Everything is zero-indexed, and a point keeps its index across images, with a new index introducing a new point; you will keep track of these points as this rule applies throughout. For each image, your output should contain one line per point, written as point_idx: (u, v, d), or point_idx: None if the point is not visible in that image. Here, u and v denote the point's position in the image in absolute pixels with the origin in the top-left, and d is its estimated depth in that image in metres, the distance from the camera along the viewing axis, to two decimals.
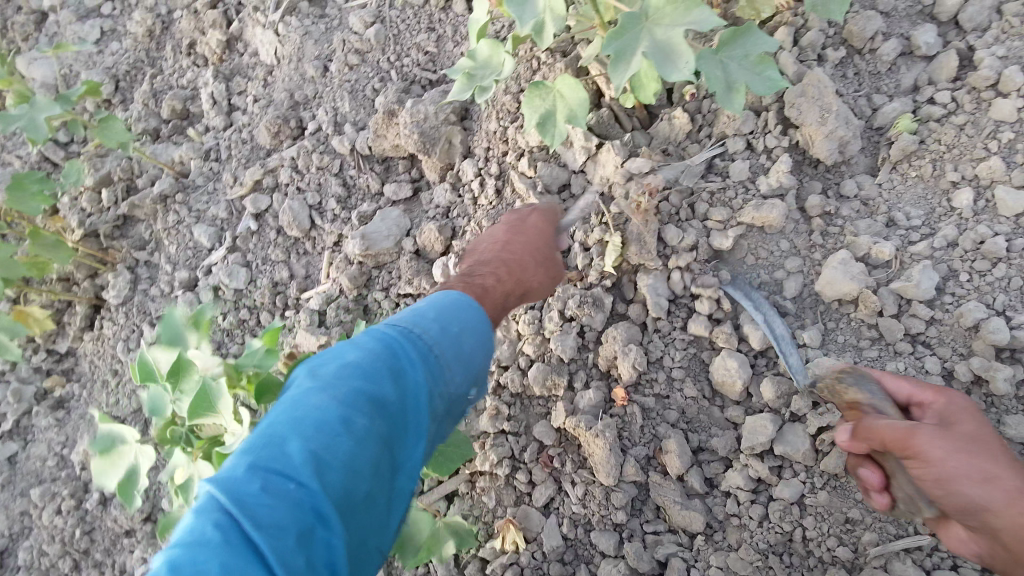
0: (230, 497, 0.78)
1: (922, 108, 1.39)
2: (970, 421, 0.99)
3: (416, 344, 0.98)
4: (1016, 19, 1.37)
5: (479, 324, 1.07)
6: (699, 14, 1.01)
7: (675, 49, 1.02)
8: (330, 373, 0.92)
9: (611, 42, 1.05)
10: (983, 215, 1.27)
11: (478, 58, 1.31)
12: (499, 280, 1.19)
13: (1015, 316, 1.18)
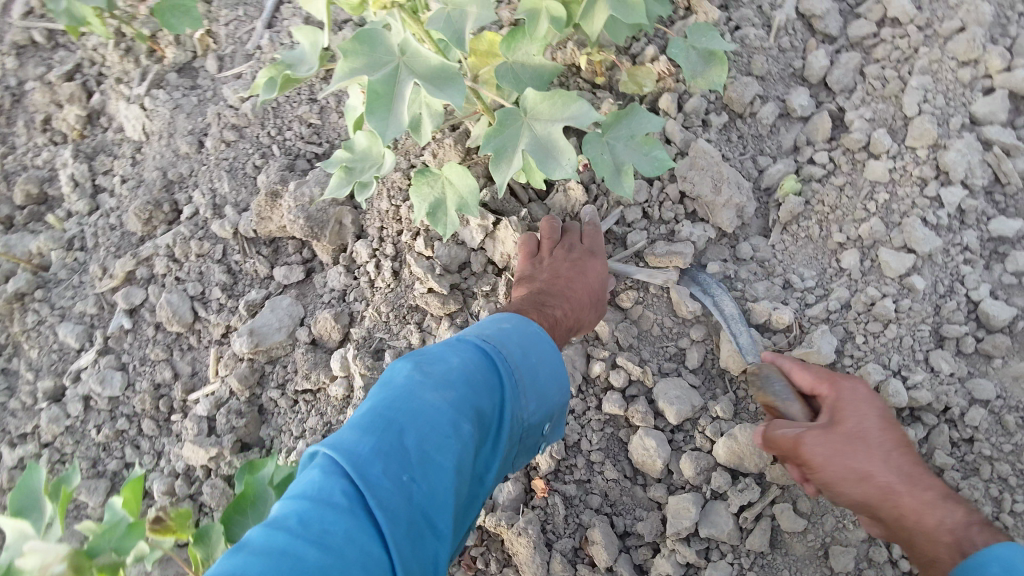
0: (358, 471, 0.90)
1: (803, 169, 1.44)
2: (852, 416, 1.08)
3: (502, 364, 1.09)
4: (878, 81, 1.43)
5: (559, 356, 1.16)
6: (577, 107, 0.95)
7: (555, 144, 0.97)
8: (441, 373, 1.02)
9: (491, 138, 0.99)
10: (870, 275, 1.29)
11: (357, 149, 1.23)
12: (565, 314, 1.28)
13: (910, 375, 1.20)
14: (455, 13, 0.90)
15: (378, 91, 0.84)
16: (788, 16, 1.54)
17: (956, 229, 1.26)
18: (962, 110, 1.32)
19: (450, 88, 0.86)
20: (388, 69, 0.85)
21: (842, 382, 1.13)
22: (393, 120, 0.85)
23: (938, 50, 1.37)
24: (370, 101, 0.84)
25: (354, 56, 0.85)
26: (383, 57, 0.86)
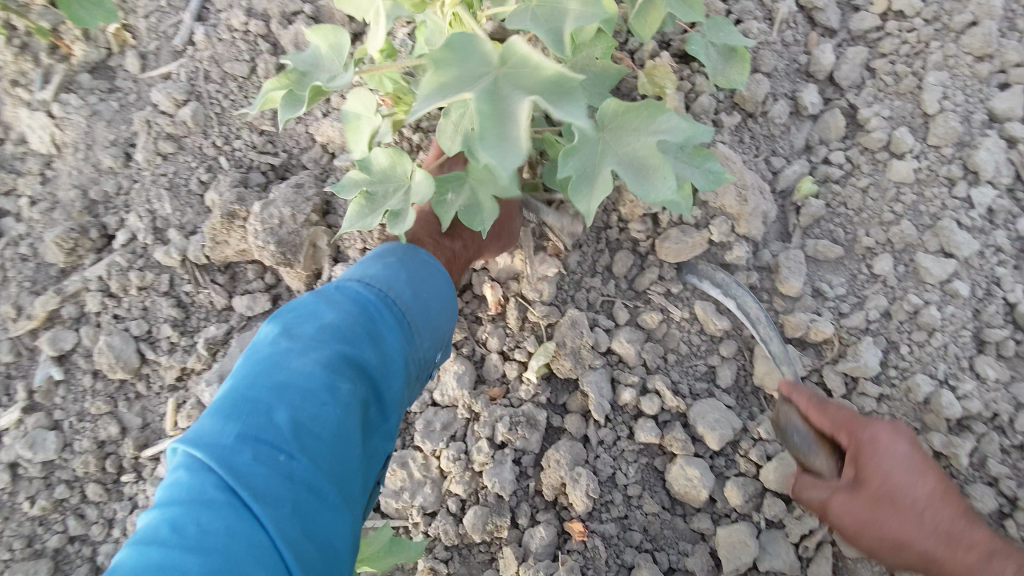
0: (224, 463, 0.83)
1: (818, 169, 1.39)
2: (874, 466, 1.00)
3: (391, 309, 1.01)
4: (889, 78, 1.40)
5: (448, 289, 1.11)
6: (665, 119, 0.87)
7: (646, 163, 0.88)
8: (311, 336, 0.95)
9: (567, 159, 0.87)
10: (905, 280, 1.27)
11: (374, 169, 1.05)
12: (466, 246, 1.26)
13: (959, 384, 1.19)
14: (543, 13, 0.88)
15: (488, 114, 0.74)
16: (790, 9, 1.47)
17: (987, 230, 1.26)
18: (980, 106, 1.33)
19: (568, 101, 0.73)
20: (485, 84, 0.75)
21: (862, 431, 1.02)
22: (507, 146, 0.72)
23: (953, 44, 1.37)
24: (481, 125, 0.73)
25: (446, 72, 0.76)
26: (477, 70, 0.76)
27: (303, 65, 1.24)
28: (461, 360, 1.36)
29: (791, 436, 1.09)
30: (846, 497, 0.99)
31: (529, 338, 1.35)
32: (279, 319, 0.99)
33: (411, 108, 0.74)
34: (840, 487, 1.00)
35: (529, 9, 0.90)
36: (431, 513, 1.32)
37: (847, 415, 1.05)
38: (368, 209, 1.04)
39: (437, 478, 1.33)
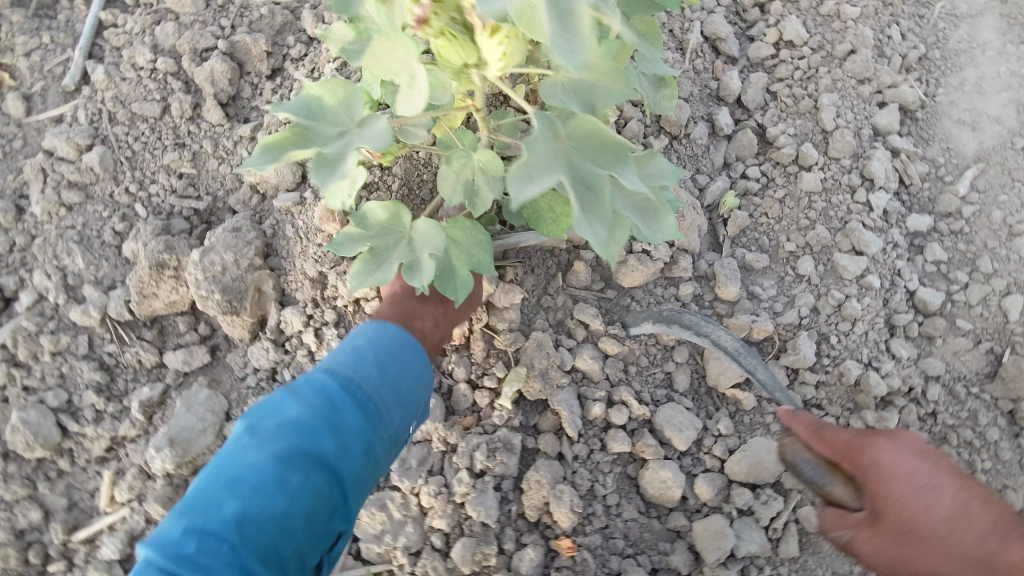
0: (170, 556, 0.85)
1: (738, 183, 1.57)
2: (886, 488, 0.99)
3: (354, 392, 1.02)
4: (788, 99, 1.61)
5: (420, 360, 1.11)
6: (658, 165, 1.04)
7: (650, 207, 1.02)
8: (272, 429, 0.96)
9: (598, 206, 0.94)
10: (826, 276, 1.45)
11: (371, 224, 1.12)
12: (435, 325, 1.22)
13: (881, 364, 1.38)
14: None
15: (585, 191, 0.84)
16: (697, 40, 1.67)
17: (886, 228, 1.47)
18: (866, 122, 1.56)
19: (624, 167, 0.88)
20: (565, 161, 0.85)
21: (862, 454, 1.02)
22: (595, 220, 0.83)
23: (838, 70, 1.60)
24: (579, 203, 0.83)
25: (528, 153, 0.84)
26: (550, 148, 0.86)
27: (305, 115, 1.01)
28: (432, 394, 1.35)
29: (801, 471, 1.09)
30: (869, 534, 0.99)
31: (497, 365, 1.38)
32: (246, 416, 0.99)
33: (511, 192, 0.79)
34: (860, 522, 1.00)
35: (572, 64, 0.91)
36: (415, 552, 1.31)
37: (850, 436, 1.05)
38: (371, 264, 1.10)
39: (418, 516, 1.32)
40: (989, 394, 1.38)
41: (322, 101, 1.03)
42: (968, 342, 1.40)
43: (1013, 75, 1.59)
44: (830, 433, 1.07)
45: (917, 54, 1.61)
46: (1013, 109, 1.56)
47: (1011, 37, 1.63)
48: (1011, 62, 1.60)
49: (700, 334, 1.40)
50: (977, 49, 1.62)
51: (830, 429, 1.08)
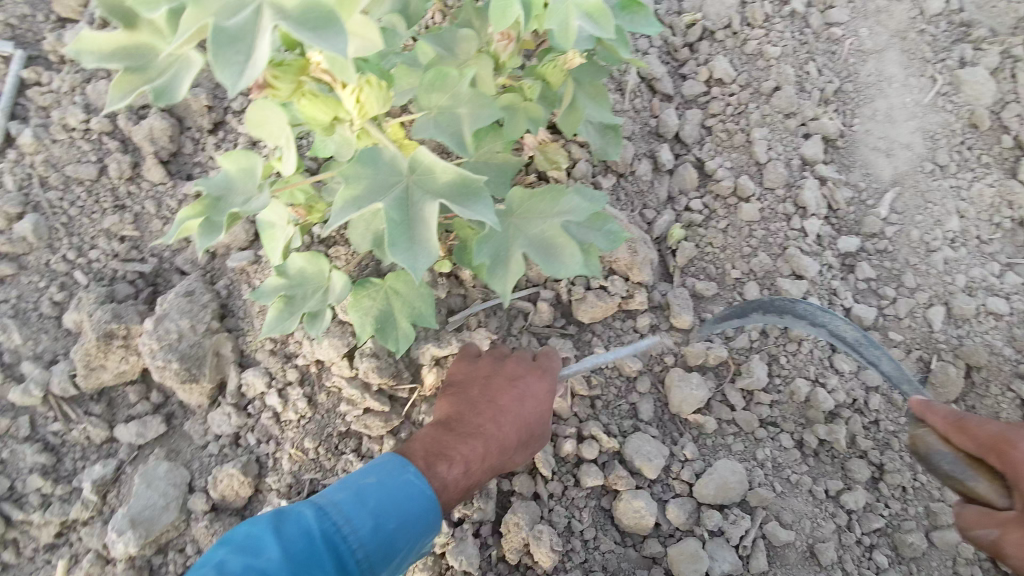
0: None
1: (682, 216, 1.67)
2: None
3: (336, 547, 1.04)
4: (723, 134, 1.73)
5: (419, 521, 1.11)
6: (566, 202, 1.08)
7: (552, 245, 1.08)
8: (244, 570, 0.98)
9: (485, 246, 1.07)
10: (770, 300, 1.56)
11: (291, 272, 1.15)
12: (465, 473, 1.18)
13: (827, 380, 1.47)
14: (443, 118, 1.00)
15: (395, 220, 0.90)
16: (635, 81, 1.77)
17: (820, 252, 1.59)
18: (794, 153, 1.68)
19: (473, 202, 0.91)
20: (400, 191, 0.93)
21: (1012, 450, 1.09)
22: (417, 248, 0.91)
23: (765, 106, 1.72)
24: (397, 230, 0.90)
25: (359, 181, 0.93)
26: (388, 179, 0.94)
27: (216, 191, 1.08)
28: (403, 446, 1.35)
29: (940, 461, 1.18)
30: (1019, 536, 1.07)
31: None
32: (231, 542, 1.03)
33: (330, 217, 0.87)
34: (1009, 523, 1.09)
35: (430, 116, 1.01)
36: None
37: (1000, 432, 1.10)
38: (287, 314, 1.15)
39: None
40: (923, 399, 1.48)
41: (229, 176, 1.09)
42: (901, 352, 1.52)
43: (916, 104, 1.74)
44: (976, 426, 1.13)
45: (833, 88, 1.76)
46: (920, 136, 1.71)
47: (912, 70, 1.78)
48: (913, 93, 1.75)
49: (817, 326, 1.41)
50: (884, 83, 1.78)
51: (972, 421, 1.14)
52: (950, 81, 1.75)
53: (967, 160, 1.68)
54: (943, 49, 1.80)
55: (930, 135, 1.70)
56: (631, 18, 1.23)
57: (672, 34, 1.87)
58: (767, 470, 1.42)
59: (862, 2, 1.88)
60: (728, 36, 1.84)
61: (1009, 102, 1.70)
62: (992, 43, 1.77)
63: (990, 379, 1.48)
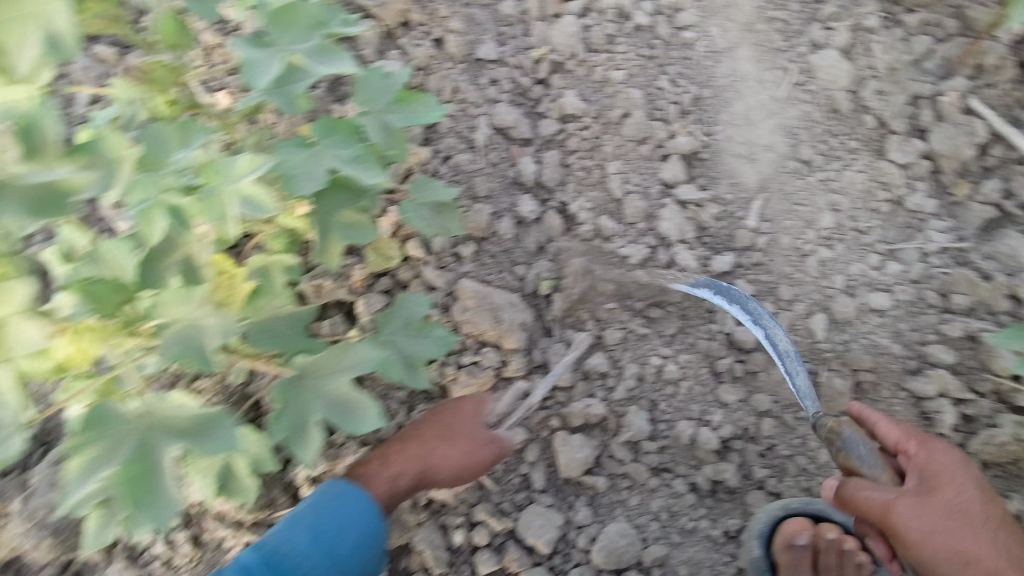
0: None
1: (555, 264, 1.61)
2: (948, 482, 1.19)
3: (283, 564, 1.18)
4: (581, 172, 1.67)
5: (365, 516, 1.24)
6: (353, 353, 1.08)
7: (350, 401, 1.05)
8: None
9: (280, 421, 1.05)
10: (648, 339, 1.51)
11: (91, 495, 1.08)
12: (390, 459, 1.33)
13: (712, 417, 1.45)
14: (188, 333, 1.03)
15: (132, 472, 1.00)
16: (487, 134, 1.73)
17: (695, 279, 1.53)
18: (654, 179, 1.62)
19: (195, 441, 1.02)
20: (136, 439, 1.02)
21: (930, 443, 1.24)
22: (158, 499, 1.00)
23: (617, 136, 1.66)
24: (129, 490, 0.99)
25: (89, 446, 1.00)
26: (120, 434, 1.03)
27: None
28: None
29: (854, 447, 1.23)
30: (916, 503, 1.16)
31: None
32: None
33: (66, 492, 0.97)
34: (909, 495, 1.17)
35: (175, 329, 1.04)
36: None
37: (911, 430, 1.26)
38: None
39: None
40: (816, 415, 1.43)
41: None
42: None
43: (773, 100, 1.66)
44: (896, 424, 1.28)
45: (689, 98, 1.70)
46: (781, 134, 1.63)
47: (766, 63, 1.70)
48: (769, 88, 1.67)
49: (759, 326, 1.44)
50: (739, 82, 1.70)
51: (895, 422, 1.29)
52: (804, 69, 1.67)
53: (833, 149, 1.60)
54: (794, 35, 1.72)
55: (792, 131, 1.63)
56: (409, 109, 1.30)
57: (522, 73, 1.82)
58: (663, 521, 1.42)
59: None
60: (576, 66, 1.78)
61: (866, 80, 1.63)
62: (841, 19, 1.70)
63: (880, 382, 1.43)
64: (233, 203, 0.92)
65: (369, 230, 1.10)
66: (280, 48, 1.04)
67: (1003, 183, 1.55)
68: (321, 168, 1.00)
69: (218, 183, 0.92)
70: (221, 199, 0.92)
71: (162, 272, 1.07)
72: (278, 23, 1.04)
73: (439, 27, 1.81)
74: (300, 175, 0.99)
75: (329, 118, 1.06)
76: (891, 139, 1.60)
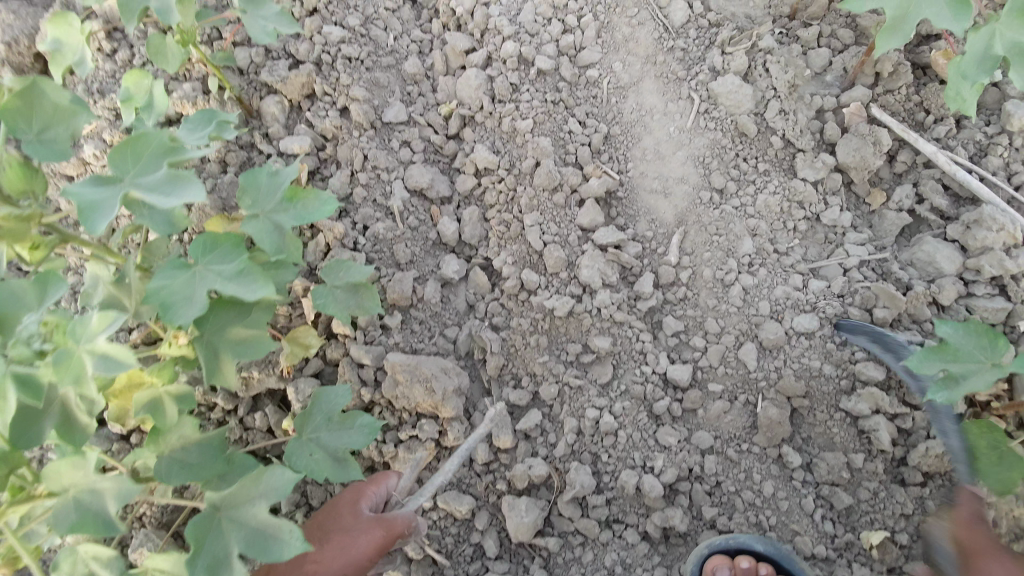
0: None
1: (485, 324, 1.60)
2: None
3: None
4: (501, 226, 1.66)
5: None
6: (268, 479, 1.05)
7: (268, 527, 1.03)
8: None
9: (198, 560, 1.02)
10: (584, 389, 1.48)
11: None
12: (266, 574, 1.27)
13: (655, 463, 1.43)
14: (85, 500, 1.05)
15: None
16: (403, 197, 1.72)
17: (622, 322, 1.52)
18: (572, 227, 1.61)
19: None
20: None
21: (984, 558, 1.12)
22: None
23: (531, 187, 1.65)
24: None
25: None
26: None
27: None
28: None
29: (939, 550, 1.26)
30: None
31: None
32: None
33: None
34: None
35: (69, 496, 1.05)
36: None
37: (985, 539, 1.15)
38: None
39: None
40: (757, 446, 1.43)
41: None
42: (725, 404, 1.45)
43: (681, 131, 1.66)
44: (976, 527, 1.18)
45: (599, 137, 1.69)
46: (692, 165, 1.63)
47: (669, 95, 1.71)
48: (675, 120, 1.68)
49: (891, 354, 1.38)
50: (646, 116, 1.71)
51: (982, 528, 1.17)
52: (706, 97, 1.67)
53: (744, 174, 1.61)
54: (694, 64, 1.73)
55: (702, 161, 1.63)
56: (302, 205, 1.18)
57: (433, 131, 1.81)
58: None
59: (608, 36, 1.81)
60: (485, 118, 1.78)
61: (768, 100, 1.64)
62: (736, 43, 1.71)
63: (815, 406, 1.43)
64: (89, 359, 0.97)
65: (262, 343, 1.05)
66: (128, 182, 0.94)
67: (914, 188, 1.56)
68: (198, 291, 0.98)
69: (71, 350, 0.97)
70: (77, 359, 0.97)
71: (40, 431, 1.05)
72: (120, 156, 0.94)
73: (343, 95, 1.80)
74: (174, 309, 0.96)
75: (209, 233, 1.03)
76: (800, 157, 1.60)
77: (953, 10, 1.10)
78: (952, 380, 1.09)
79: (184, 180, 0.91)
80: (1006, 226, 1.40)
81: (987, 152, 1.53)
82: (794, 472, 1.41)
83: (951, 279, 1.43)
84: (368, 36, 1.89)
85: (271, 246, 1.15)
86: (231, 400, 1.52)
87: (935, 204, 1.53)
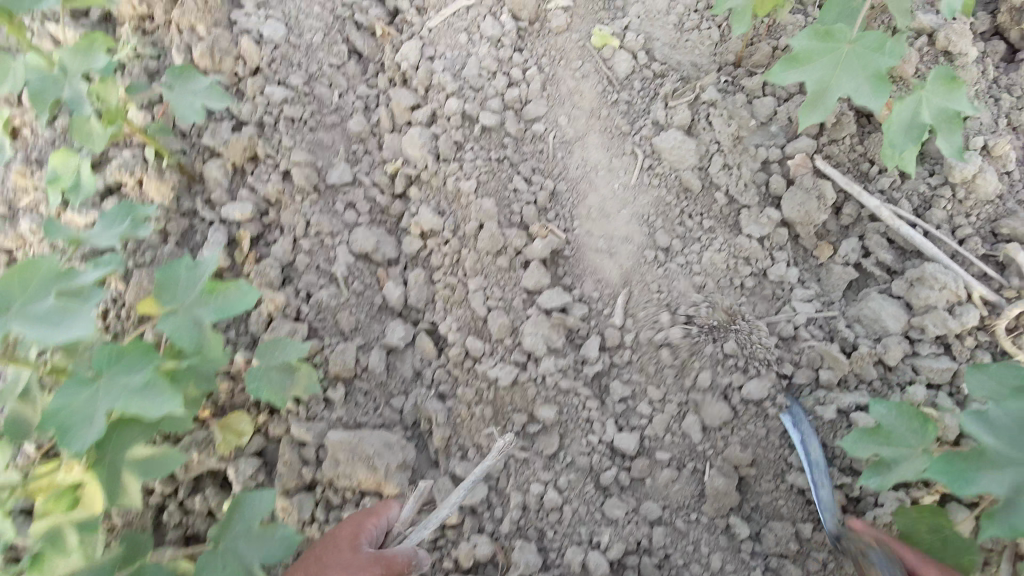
0: None
1: (431, 393, 1.58)
2: None
3: None
4: (447, 290, 1.64)
5: None
6: None
7: None
8: None
9: None
10: (530, 461, 1.46)
11: None
12: None
13: (601, 537, 1.40)
14: None
15: None
16: (348, 263, 1.69)
17: (568, 390, 1.50)
18: (517, 290, 1.59)
19: None
20: None
21: None
22: None
23: (474, 250, 1.62)
24: None
25: None
26: None
27: None
28: None
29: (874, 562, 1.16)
30: None
31: None
32: None
33: None
34: None
35: None
36: None
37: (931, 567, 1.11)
38: None
39: None
40: (706, 516, 1.40)
41: None
42: (672, 472, 1.43)
43: (625, 188, 1.64)
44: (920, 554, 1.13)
45: (544, 195, 1.67)
46: (636, 223, 1.61)
47: (614, 150, 1.68)
48: (619, 176, 1.65)
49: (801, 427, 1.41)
50: (591, 173, 1.68)
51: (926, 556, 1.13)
52: (650, 152, 1.65)
53: (688, 231, 1.58)
54: (638, 117, 1.71)
55: (646, 219, 1.61)
56: (221, 298, 1.13)
57: (379, 191, 1.79)
58: None
59: (553, 88, 1.78)
60: (430, 177, 1.75)
61: (712, 155, 1.61)
62: (679, 96, 1.68)
63: (761, 474, 1.41)
64: None
65: (169, 458, 1.12)
66: (15, 312, 1.03)
67: (860, 241, 1.52)
68: (99, 411, 0.94)
69: None
70: None
71: None
72: (9, 286, 1.04)
73: (285, 159, 1.77)
74: (72, 437, 0.92)
75: (113, 345, 1.00)
76: (744, 214, 1.57)
77: (873, 84, 1.14)
78: (883, 466, 1.07)
79: (75, 315, 1.01)
80: (948, 285, 1.38)
81: (931, 204, 1.48)
82: (742, 543, 1.38)
83: (897, 338, 1.40)
84: (312, 95, 1.87)
85: (190, 343, 1.12)
86: (171, 482, 1.50)
87: (880, 258, 1.49)
